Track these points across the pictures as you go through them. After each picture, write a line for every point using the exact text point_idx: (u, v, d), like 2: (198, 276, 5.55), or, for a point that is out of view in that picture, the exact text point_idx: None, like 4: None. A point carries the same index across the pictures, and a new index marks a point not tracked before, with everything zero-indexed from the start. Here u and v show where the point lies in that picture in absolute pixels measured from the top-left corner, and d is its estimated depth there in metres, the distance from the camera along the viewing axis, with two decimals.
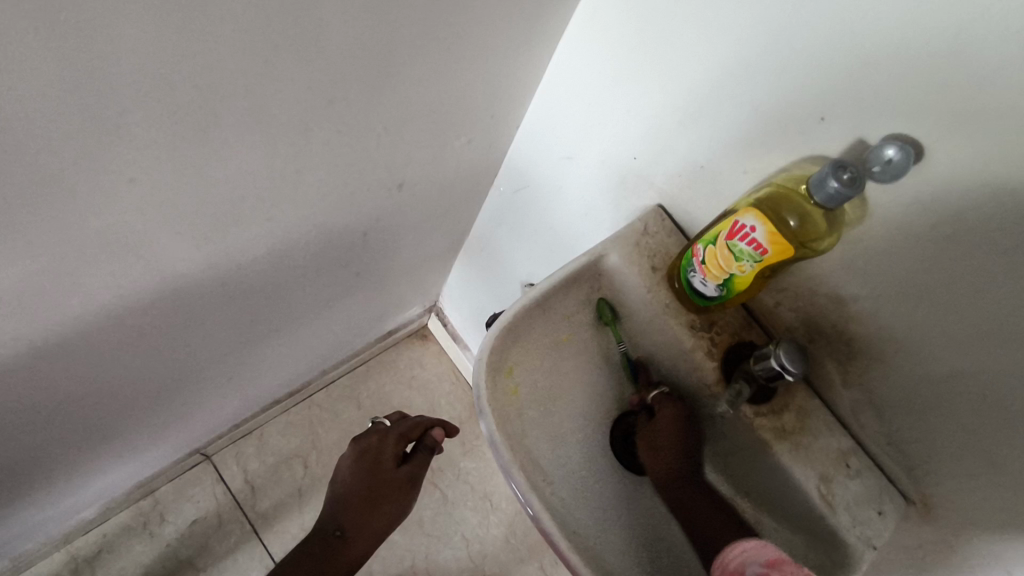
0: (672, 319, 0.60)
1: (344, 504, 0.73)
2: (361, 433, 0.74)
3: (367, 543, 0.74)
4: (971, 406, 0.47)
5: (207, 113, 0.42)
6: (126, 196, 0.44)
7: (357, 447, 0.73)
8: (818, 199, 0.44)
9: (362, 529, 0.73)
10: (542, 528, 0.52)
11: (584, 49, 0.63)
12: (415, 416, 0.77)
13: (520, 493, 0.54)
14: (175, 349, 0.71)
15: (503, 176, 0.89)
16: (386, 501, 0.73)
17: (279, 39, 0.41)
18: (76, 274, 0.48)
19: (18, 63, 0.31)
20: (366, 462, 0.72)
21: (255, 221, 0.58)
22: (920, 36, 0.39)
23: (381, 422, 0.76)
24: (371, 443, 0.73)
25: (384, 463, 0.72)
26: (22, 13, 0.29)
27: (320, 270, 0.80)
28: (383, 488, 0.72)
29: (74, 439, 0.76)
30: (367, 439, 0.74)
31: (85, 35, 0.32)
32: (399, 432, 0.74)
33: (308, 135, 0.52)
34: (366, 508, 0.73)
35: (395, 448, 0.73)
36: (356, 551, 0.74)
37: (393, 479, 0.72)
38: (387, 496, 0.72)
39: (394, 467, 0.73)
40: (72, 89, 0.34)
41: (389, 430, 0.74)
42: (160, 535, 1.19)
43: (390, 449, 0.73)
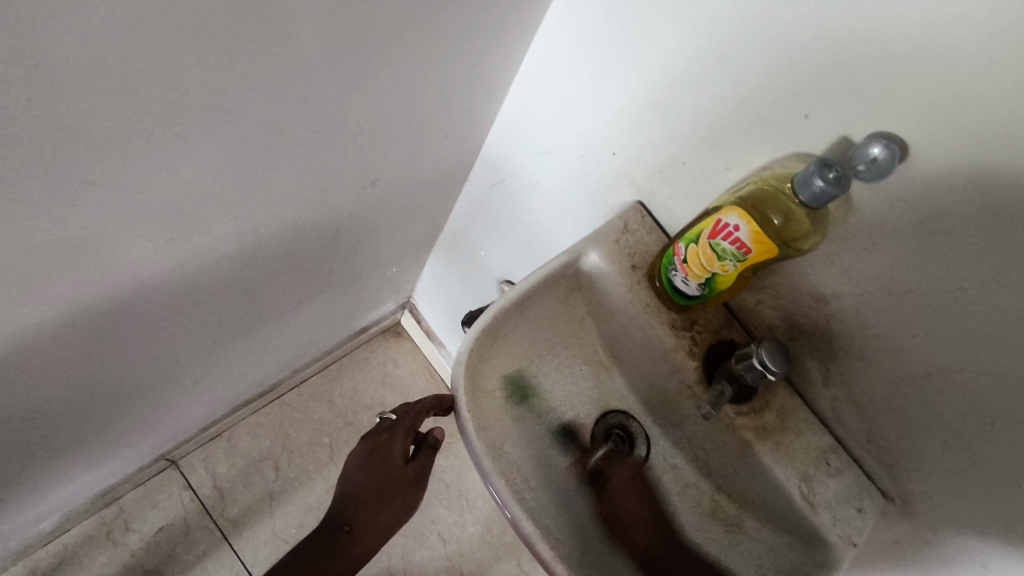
0: (652, 320, 0.59)
1: (353, 499, 0.66)
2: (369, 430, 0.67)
3: (374, 540, 0.68)
4: (951, 405, 0.48)
5: (168, 109, 0.39)
6: (80, 200, 0.41)
7: (364, 444, 0.67)
8: (803, 198, 0.42)
9: (369, 526, 0.67)
10: (527, 538, 0.51)
11: (562, 40, 0.61)
12: (422, 399, 0.66)
13: (498, 496, 0.53)
14: (136, 354, 0.68)
15: (478, 171, 0.87)
16: (396, 498, 0.67)
17: (245, 31, 0.38)
18: (24, 281, 0.44)
19: None
20: (375, 460, 0.66)
21: (218, 220, 0.55)
22: (907, 30, 0.38)
23: (389, 417, 0.68)
24: (379, 439, 0.66)
25: (394, 460, 0.66)
26: None
27: (289, 269, 0.77)
28: (393, 486, 0.66)
29: (28, 450, 0.72)
30: (376, 435, 0.67)
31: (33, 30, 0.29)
32: (408, 425, 0.67)
33: (276, 131, 0.49)
34: (374, 504, 0.66)
35: (405, 443, 0.67)
36: (363, 549, 0.68)
37: (403, 477, 0.67)
38: (396, 494, 0.67)
39: (403, 462, 0.67)
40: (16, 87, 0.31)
41: (396, 425, 0.67)
42: (125, 544, 1.15)
43: (399, 446, 0.66)
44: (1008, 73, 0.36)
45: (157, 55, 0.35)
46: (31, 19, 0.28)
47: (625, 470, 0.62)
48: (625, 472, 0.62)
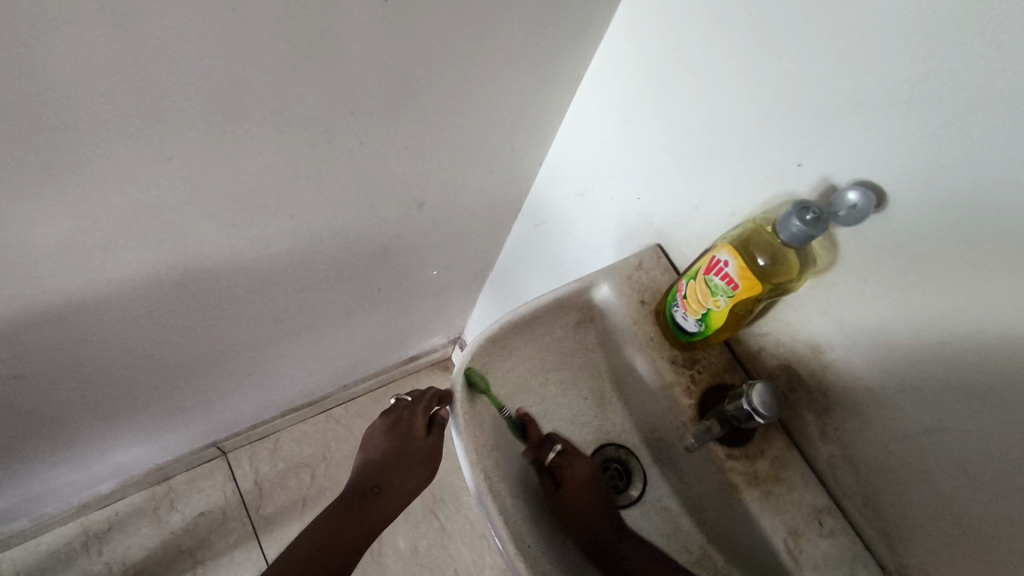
0: (655, 353, 0.61)
1: (383, 462, 0.66)
2: (389, 407, 0.69)
3: (400, 502, 0.68)
4: (941, 466, 0.46)
5: (238, 105, 0.49)
6: (164, 172, 0.51)
7: (385, 419, 0.68)
8: (783, 237, 0.45)
9: (397, 489, 0.67)
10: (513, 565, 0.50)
11: (599, 91, 0.68)
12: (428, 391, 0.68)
13: (490, 523, 0.52)
14: (198, 330, 0.78)
15: (524, 212, 0.94)
16: (419, 465, 0.67)
17: (304, 48, 0.47)
18: (115, 239, 0.55)
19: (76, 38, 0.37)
20: (397, 433, 0.67)
21: (277, 215, 0.64)
22: (883, 84, 0.41)
23: (405, 397, 0.69)
24: (400, 415, 0.68)
25: (415, 433, 0.67)
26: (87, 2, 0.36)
27: (341, 277, 0.86)
28: (416, 456, 0.67)
29: (101, 406, 0.83)
30: (397, 411, 0.68)
31: (136, 28, 0.39)
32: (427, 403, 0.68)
33: (331, 141, 0.58)
34: (402, 470, 0.67)
35: (425, 419, 0.67)
36: (387, 511, 0.67)
37: (424, 449, 0.67)
38: (418, 462, 0.67)
39: (424, 436, 0.68)
40: (120, 71, 0.41)
41: (413, 404, 0.68)
42: (168, 522, 1.24)
43: (420, 420, 0.67)
44: (965, 124, 0.37)
45: (228, 59, 0.45)
46: (133, 19, 0.38)
47: (584, 466, 0.59)
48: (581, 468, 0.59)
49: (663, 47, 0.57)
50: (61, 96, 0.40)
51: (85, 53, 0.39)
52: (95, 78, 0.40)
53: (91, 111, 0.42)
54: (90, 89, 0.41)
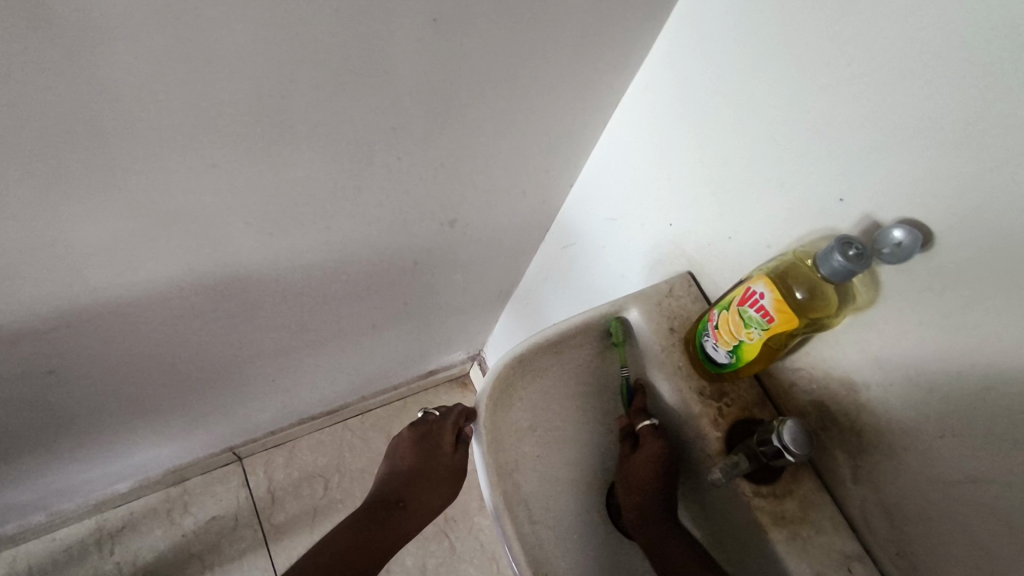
0: (683, 383, 0.60)
1: (411, 474, 0.67)
2: (419, 420, 0.69)
3: (420, 521, 0.67)
4: (981, 520, 0.44)
5: (284, 117, 0.50)
6: (207, 179, 0.52)
7: (414, 431, 0.69)
8: (823, 271, 0.44)
9: (422, 505, 0.67)
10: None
11: (636, 117, 0.68)
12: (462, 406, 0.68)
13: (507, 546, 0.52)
14: (226, 334, 0.79)
15: (553, 233, 0.94)
16: (445, 483, 0.68)
17: (352, 66, 0.49)
18: (155, 242, 0.56)
19: (139, 48, 0.39)
20: (424, 446, 0.68)
21: (311, 225, 0.65)
22: (932, 124, 0.40)
23: (434, 411, 0.69)
24: (430, 429, 0.68)
25: (443, 448, 0.67)
26: (152, 15, 0.37)
27: (369, 289, 0.86)
28: (443, 472, 0.67)
29: (127, 405, 0.85)
30: (426, 425, 0.68)
31: (191, 40, 0.40)
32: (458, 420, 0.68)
33: (370, 155, 0.59)
34: (428, 484, 0.67)
35: (453, 436, 0.68)
36: (408, 527, 0.66)
37: (452, 466, 0.68)
38: (444, 480, 0.67)
39: (451, 453, 0.68)
40: (176, 80, 0.42)
41: (444, 418, 0.68)
42: (180, 525, 1.25)
43: (449, 435, 0.67)
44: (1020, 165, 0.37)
45: (278, 73, 0.46)
46: (191, 32, 0.40)
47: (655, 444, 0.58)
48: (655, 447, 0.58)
49: (703, 77, 0.57)
50: (117, 101, 0.42)
51: (141, 63, 0.40)
52: (148, 86, 0.42)
53: (142, 118, 0.44)
54: (146, 97, 0.42)
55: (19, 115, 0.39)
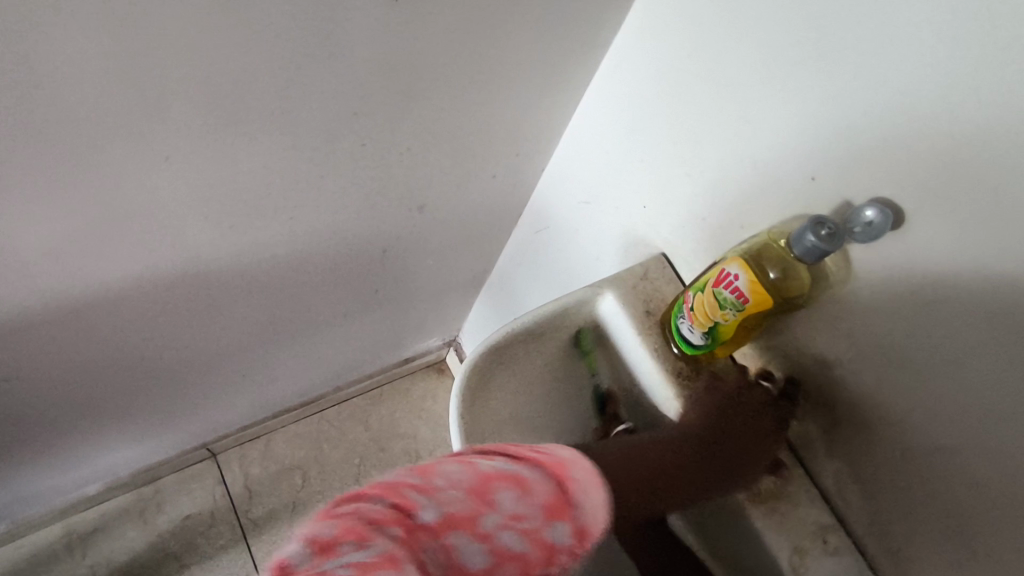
0: (659, 366, 0.60)
1: None
2: None
3: None
4: (952, 488, 0.46)
5: (239, 105, 0.47)
6: (160, 172, 0.49)
7: None
8: (796, 252, 0.44)
9: None
10: None
11: (606, 97, 0.67)
12: None
13: None
14: (191, 331, 0.76)
15: (525, 216, 0.93)
16: None
17: (309, 49, 0.46)
18: (107, 240, 0.53)
19: (76, 32, 0.36)
20: None
21: (275, 216, 0.63)
22: (902, 100, 0.40)
23: None
24: None
25: None
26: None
27: (338, 278, 0.84)
28: None
29: (90, 408, 0.81)
30: None
31: (132, 22, 0.37)
32: None
33: (332, 143, 0.57)
34: None
35: None
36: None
37: None
38: None
39: None
40: (119, 68, 0.40)
41: None
42: (155, 525, 1.22)
43: None
44: (984, 141, 0.37)
45: (230, 61, 0.43)
46: (133, 17, 0.37)
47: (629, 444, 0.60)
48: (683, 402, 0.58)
49: (673, 55, 0.56)
50: (57, 91, 0.39)
51: (77, 52, 0.37)
52: (87, 76, 0.39)
53: (85, 110, 0.41)
54: (86, 87, 0.40)
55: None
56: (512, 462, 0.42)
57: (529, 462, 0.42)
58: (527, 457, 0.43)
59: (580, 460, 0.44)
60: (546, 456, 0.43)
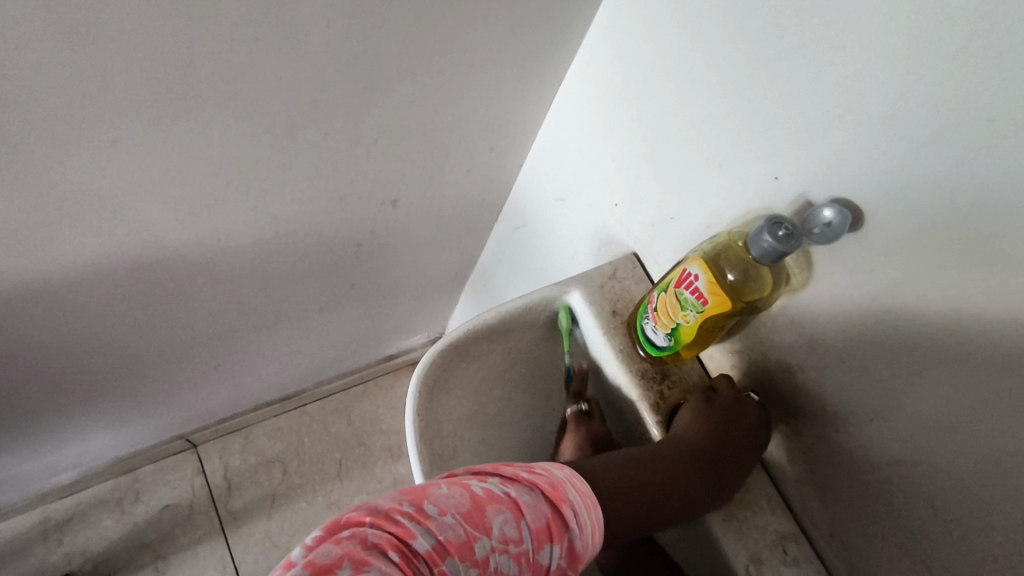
0: (623, 367, 0.58)
1: None
2: None
3: None
4: (908, 497, 0.45)
5: (190, 90, 0.46)
6: (111, 155, 0.48)
7: None
8: (753, 253, 0.43)
9: None
10: None
11: (579, 92, 0.65)
12: None
13: None
14: (159, 320, 0.75)
15: (505, 212, 0.92)
16: None
17: (260, 34, 0.45)
18: (60, 224, 0.52)
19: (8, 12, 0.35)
20: None
21: (238, 205, 0.62)
22: (862, 99, 0.39)
23: None
24: None
25: None
26: None
27: (312, 271, 0.83)
28: None
29: (58, 395, 0.81)
30: None
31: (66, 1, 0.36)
32: None
33: (294, 131, 0.56)
34: None
35: None
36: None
37: None
38: None
39: None
40: (57, 50, 0.38)
41: None
42: (131, 514, 1.21)
43: None
44: (941, 142, 0.36)
45: (175, 43, 0.42)
46: None
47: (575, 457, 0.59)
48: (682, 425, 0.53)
49: (641, 50, 0.55)
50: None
51: (6, 30, 0.36)
52: (19, 55, 0.38)
53: (24, 92, 0.40)
54: (23, 69, 0.39)
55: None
56: (504, 485, 0.41)
57: (528, 483, 0.42)
58: (520, 481, 0.42)
59: (575, 483, 0.44)
60: (540, 478, 0.43)
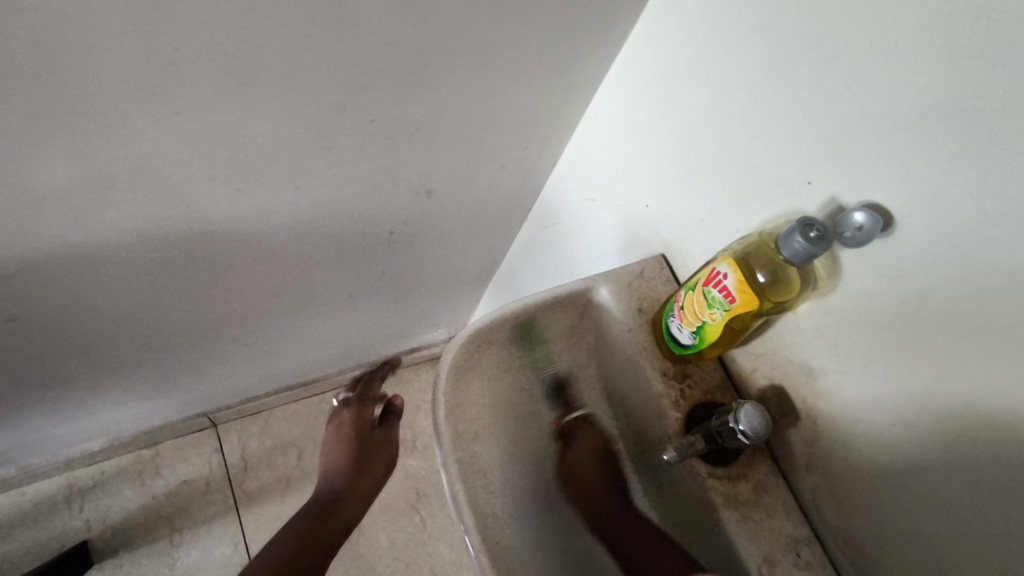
0: (646, 364, 0.59)
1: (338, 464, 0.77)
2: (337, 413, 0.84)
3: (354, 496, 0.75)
4: (924, 503, 0.45)
5: (250, 69, 0.49)
6: (171, 127, 0.51)
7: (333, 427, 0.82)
8: (784, 253, 0.44)
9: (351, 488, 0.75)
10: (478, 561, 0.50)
11: (616, 95, 0.67)
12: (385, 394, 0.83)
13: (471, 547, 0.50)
14: (197, 294, 0.78)
15: (535, 212, 0.94)
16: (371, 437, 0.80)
17: (319, 20, 0.48)
18: (117, 191, 0.55)
19: None
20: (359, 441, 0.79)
21: (282, 183, 0.64)
22: (897, 107, 0.40)
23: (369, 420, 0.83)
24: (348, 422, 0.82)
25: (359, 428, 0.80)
26: None
27: (344, 257, 0.85)
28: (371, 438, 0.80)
29: (94, 360, 0.84)
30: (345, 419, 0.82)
31: None
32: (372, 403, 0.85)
33: (342, 115, 0.58)
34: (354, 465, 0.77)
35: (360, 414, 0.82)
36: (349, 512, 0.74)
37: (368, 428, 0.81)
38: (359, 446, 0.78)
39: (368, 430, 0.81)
40: (134, 22, 0.41)
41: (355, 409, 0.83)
42: (150, 486, 1.25)
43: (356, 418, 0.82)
44: (974, 150, 0.36)
45: (242, 21, 0.45)
46: None
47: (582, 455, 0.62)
48: (593, 437, 0.64)
49: (680, 55, 0.57)
50: (75, 40, 0.41)
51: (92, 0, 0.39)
52: (100, 23, 0.40)
53: (100, 60, 0.43)
54: (103, 38, 0.41)
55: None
56: None
57: None
58: None
59: None
60: None
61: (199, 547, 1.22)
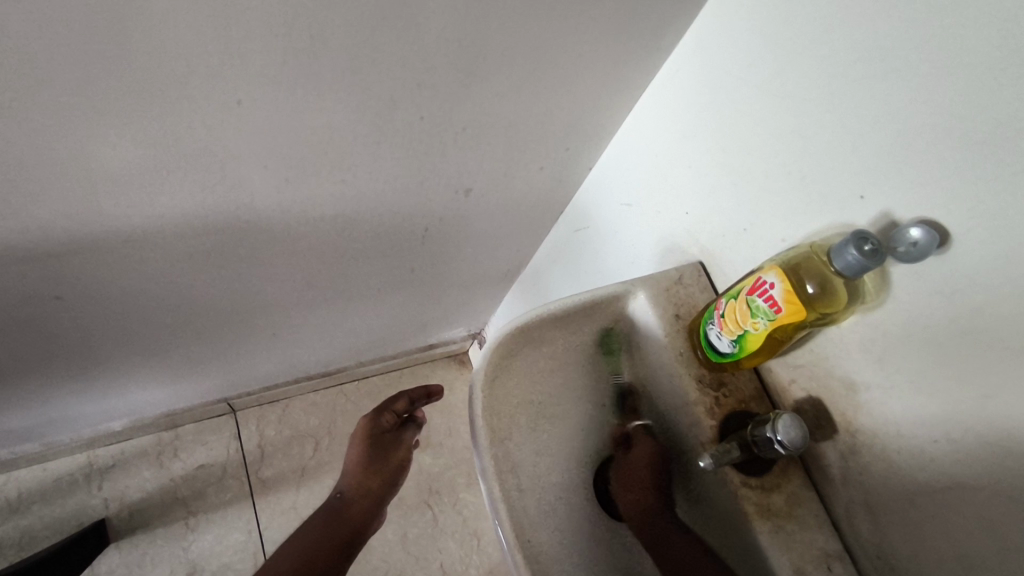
0: (682, 370, 0.60)
1: (360, 469, 0.81)
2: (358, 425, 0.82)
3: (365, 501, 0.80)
4: (964, 524, 0.45)
5: (313, 61, 0.50)
6: (232, 115, 0.52)
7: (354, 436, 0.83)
8: (837, 265, 0.44)
9: (361, 491, 0.80)
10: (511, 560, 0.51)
11: (662, 101, 0.68)
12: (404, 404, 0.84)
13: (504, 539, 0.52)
14: (233, 281, 0.80)
15: (567, 215, 0.94)
16: (391, 448, 0.83)
17: (384, 16, 0.48)
18: (170, 176, 0.56)
19: None
20: (380, 450, 0.82)
21: (328, 175, 0.65)
22: (960, 126, 0.40)
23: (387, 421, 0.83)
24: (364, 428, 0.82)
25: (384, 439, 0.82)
26: None
27: (378, 250, 0.86)
28: (391, 449, 0.82)
29: (128, 341, 0.85)
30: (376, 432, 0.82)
31: None
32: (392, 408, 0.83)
33: (394, 110, 0.59)
34: (370, 472, 0.80)
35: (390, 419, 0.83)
36: (360, 510, 0.80)
37: (395, 440, 0.83)
38: (378, 456, 0.81)
39: (387, 440, 0.83)
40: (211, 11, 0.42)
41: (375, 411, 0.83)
42: (169, 469, 1.26)
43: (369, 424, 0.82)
44: None
45: (311, 15, 0.46)
46: None
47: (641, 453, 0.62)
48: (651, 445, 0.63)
49: (733, 65, 0.57)
50: (153, 28, 0.41)
51: None
52: (178, 12, 0.41)
53: (172, 48, 0.44)
54: (179, 27, 0.42)
55: (41, 30, 0.39)
56: None
57: None
58: None
59: None
60: None
61: (213, 532, 1.23)
